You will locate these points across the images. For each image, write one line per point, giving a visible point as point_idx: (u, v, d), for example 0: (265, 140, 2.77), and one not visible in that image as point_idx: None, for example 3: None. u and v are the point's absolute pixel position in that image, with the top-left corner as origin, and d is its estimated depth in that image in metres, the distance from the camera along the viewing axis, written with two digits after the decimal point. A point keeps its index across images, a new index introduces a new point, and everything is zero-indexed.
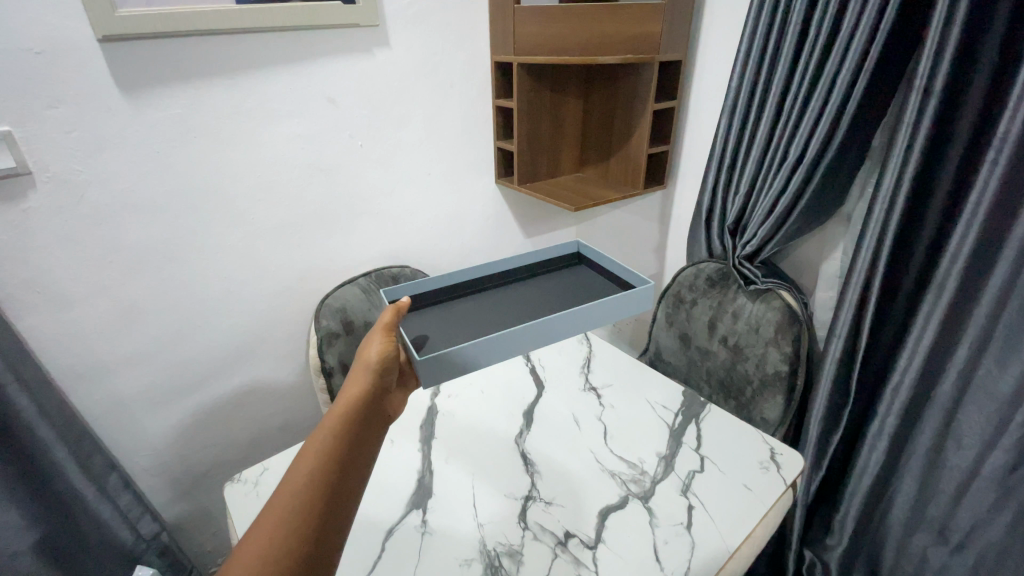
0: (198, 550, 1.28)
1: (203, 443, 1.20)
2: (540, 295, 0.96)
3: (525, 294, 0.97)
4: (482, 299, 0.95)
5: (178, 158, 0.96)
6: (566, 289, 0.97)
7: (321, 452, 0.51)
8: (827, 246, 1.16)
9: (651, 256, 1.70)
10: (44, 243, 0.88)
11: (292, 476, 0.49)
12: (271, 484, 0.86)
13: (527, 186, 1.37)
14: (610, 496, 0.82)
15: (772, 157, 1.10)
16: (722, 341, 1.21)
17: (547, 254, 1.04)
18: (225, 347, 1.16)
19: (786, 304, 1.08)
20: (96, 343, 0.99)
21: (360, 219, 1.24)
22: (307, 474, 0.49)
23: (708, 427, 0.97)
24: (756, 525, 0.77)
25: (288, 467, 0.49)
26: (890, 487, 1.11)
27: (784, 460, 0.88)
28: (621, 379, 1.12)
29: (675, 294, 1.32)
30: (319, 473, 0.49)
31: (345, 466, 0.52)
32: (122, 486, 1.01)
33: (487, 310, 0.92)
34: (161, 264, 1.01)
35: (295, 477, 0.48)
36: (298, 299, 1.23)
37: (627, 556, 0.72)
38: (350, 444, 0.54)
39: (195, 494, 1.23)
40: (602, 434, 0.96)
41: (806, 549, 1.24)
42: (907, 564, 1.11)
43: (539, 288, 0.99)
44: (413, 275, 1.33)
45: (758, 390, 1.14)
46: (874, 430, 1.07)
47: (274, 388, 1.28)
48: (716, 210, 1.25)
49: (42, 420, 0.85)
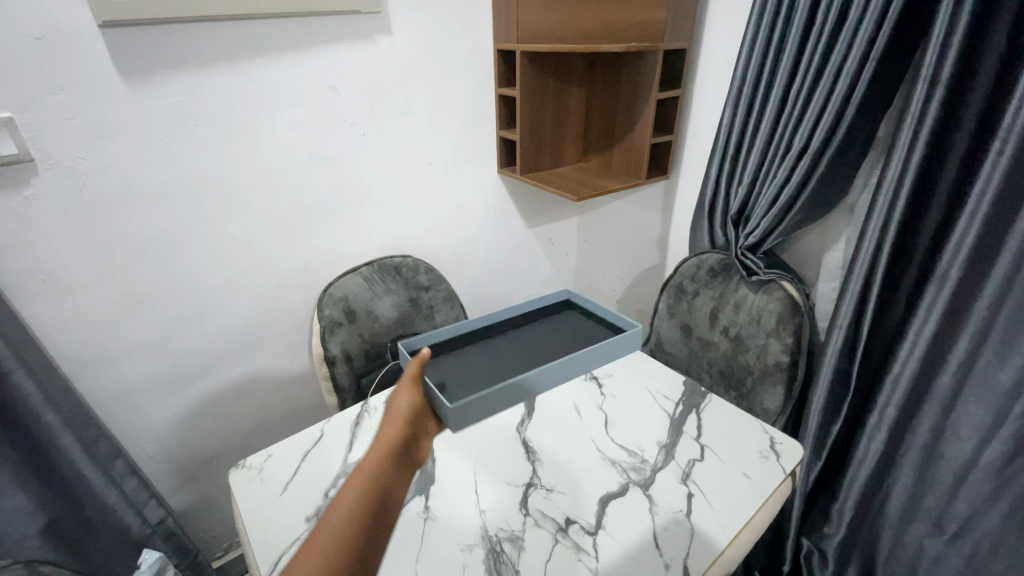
0: (203, 535, 1.29)
1: (207, 430, 1.21)
2: (538, 340, 1.10)
3: (528, 346, 1.08)
4: (490, 355, 1.06)
5: (180, 146, 0.96)
6: (561, 336, 1.11)
7: (363, 483, 0.60)
8: (830, 237, 1.15)
9: (654, 247, 1.60)
10: (45, 229, 0.88)
11: (340, 500, 0.57)
12: (275, 471, 0.87)
13: (530, 175, 1.37)
14: (611, 484, 0.83)
15: (776, 146, 1.09)
16: (724, 332, 1.21)
17: (538, 303, 1.18)
18: (227, 336, 1.16)
19: (788, 295, 1.08)
20: (100, 331, 0.99)
21: (361, 208, 1.24)
22: (335, 523, 0.53)
23: (708, 417, 0.97)
24: (755, 513, 0.78)
25: (336, 496, 0.57)
26: (888, 478, 1.11)
27: (783, 449, 0.89)
28: (623, 370, 1.12)
29: (677, 285, 1.32)
30: (360, 502, 0.57)
31: (382, 498, 0.59)
32: (127, 471, 1.00)
33: (494, 361, 1.03)
34: (166, 252, 1.01)
35: (339, 508, 0.55)
36: (299, 287, 1.23)
37: (626, 542, 0.74)
38: (384, 485, 0.61)
39: (199, 479, 1.24)
40: (603, 423, 0.96)
41: (805, 537, 1.24)
42: (904, 554, 1.11)
43: (539, 345, 1.08)
44: (415, 264, 1.33)
45: (758, 381, 1.14)
46: (874, 421, 1.07)
47: (277, 376, 1.29)
48: (720, 201, 1.24)
49: (48, 406, 0.86)
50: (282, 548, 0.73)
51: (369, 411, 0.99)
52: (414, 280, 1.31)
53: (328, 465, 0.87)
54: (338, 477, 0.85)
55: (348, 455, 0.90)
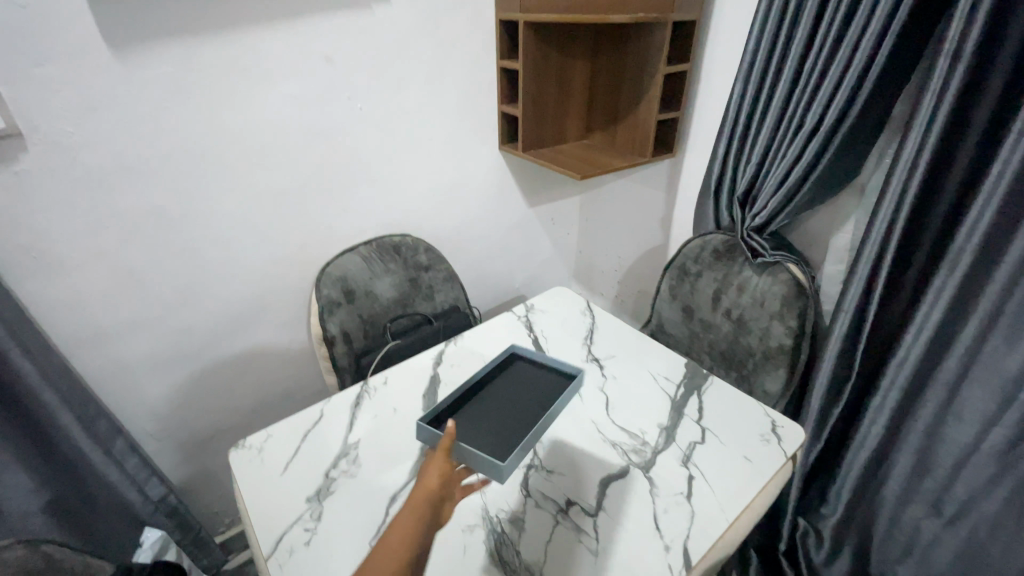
0: (206, 510, 1.30)
1: (207, 408, 1.21)
2: (513, 399, 0.92)
3: (517, 383, 0.96)
4: (490, 401, 0.91)
5: (172, 119, 0.92)
6: (536, 394, 0.93)
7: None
8: (838, 218, 1.13)
9: (657, 227, 1.58)
10: (36, 206, 0.85)
11: None
12: (275, 451, 0.87)
13: (532, 153, 1.34)
14: (612, 466, 0.83)
15: (787, 125, 1.06)
16: (726, 314, 1.19)
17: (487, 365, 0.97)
18: (225, 315, 1.15)
19: (793, 277, 1.06)
20: (96, 310, 0.97)
21: (359, 185, 1.21)
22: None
23: (709, 399, 0.97)
24: (756, 496, 0.78)
25: None
26: (887, 460, 1.12)
27: (784, 432, 0.89)
28: (624, 351, 1.11)
29: (680, 266, 1.30)
30: None
31: None
32: (128, 450, 1.01)
33: (502, 421, 0.86)
34: (161, 229, 0.99)
35: None
36: (297, 266, 1.21)
37: (627, 523, 0.74)
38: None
39: (200, 457, 1.24)
40: (604, 405, 0.96)
41: (802, 517, 1.25)
42: (900, 534, 1.13)
43: (532, 386, 0.95)
44: (415, 243, 1.31)
45: (760, 363, 1.13)
46: (877, 404, 1.07)
47: (275, 356, 1.28)
48: (727, 181, 1.21)
49: (46, 385, 0.85)
50: (283, 528, 0.73)
51: (368, 392, 0.98)
52: (414, 260, 1.29)
53: (327, 446, 0.87)
54: (339, 458, 0.85)
55: (348, 436, 0.89)
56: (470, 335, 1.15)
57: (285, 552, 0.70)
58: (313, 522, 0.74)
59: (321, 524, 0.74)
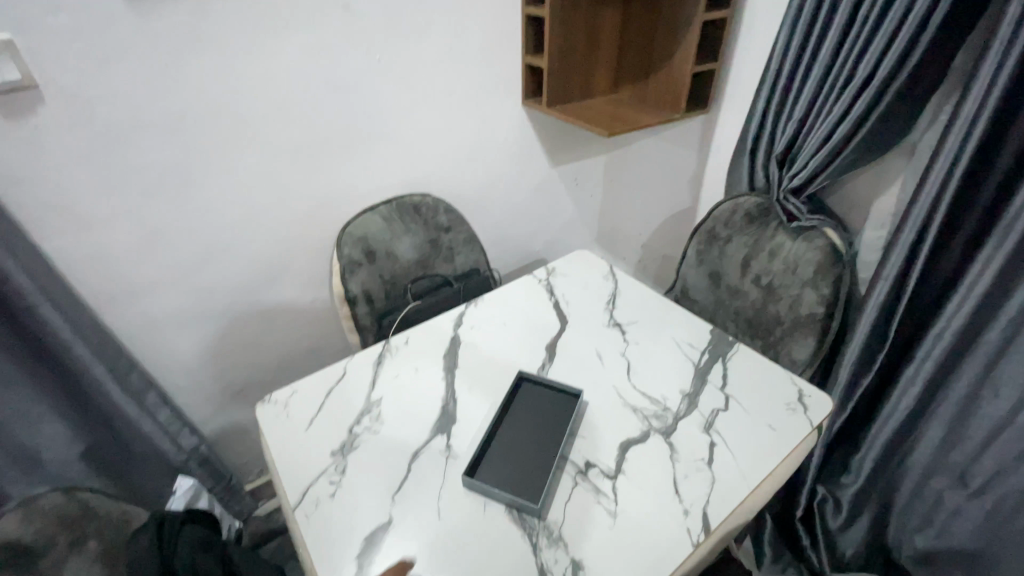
0: (235, 460, 1.36)
1: (234, 364, 1.23)
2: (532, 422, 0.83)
3: (537, 407, 0.86)
4: (512, 426, 0.82)
5: (188, 72, 0.90)
6: (551, 423, 0.83)
7: None
8: (883, 181, 1.07)
9: (687, 189, 1.53)
10: (57, 161, 0.85)
11: None
12: (300, 407, 0.88)
13: (557, 108, 1.28)
14: (632, 430, 0.83)
15: (834, 78, 0.99)
16: (755, 281, 1.15)
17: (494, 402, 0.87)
18: (248, 274, 1.16)
19: (829, 244, 1.01)
20: (122, 267, 0.98)
21: (379, 143, 1.19)
22: None
23: (734, 367, 0.94)
24: (779, 464, 0.77)
25: None
26: (916, 432, 1.09)
27: (811, 402, 0.86)
28: (647, 317, 1.09)
29: (709, 230, 1.25)
30: None
31: None
32: (161, 402, 1.04)
33: (528, 449, 0.78)
34: (182, 187, 0.98)
35: None
36: (317, 225, 1.20)
37: (646, 487, 0.74)
38: None
39: (227, 411, 1.28)
40: (625, 370, 0.95)
41: (822, 485, 1.23)
42: (920, 505, 1.11)
43: (546, 410, 0.85)
44: (435, 203, 1.28)
45: (787, 332, 1.09)
46: (908, 375, 1.03)
47: (298, 314, 1.29)
48: (764, 140, 1.15)
49: (78, 338, 0.87)
50: (309, 480, 0.76)
51: (389, 352, 0.99)
52: (434, 221, 1.27)
53: (350, 403, 0.88)
54: (362, 415, 0.86)
55: (370, 393, 0.90)
56: (491, 298, 1.14)
57: (312, 503, 0.73)
58: (338, 475, 0.76)
59: (344, 478, 0.76)
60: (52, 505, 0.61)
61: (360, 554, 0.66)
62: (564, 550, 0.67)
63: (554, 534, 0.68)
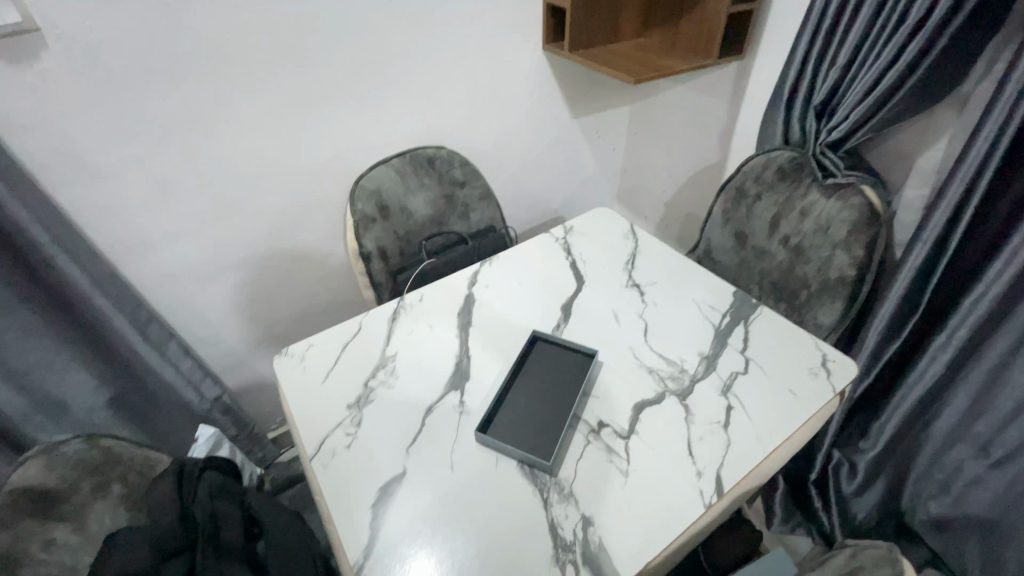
0: (258, 410, 1.41)
1: (252, 317, 1.25)
2: (546, 380, 0.82)
3: (551, 366, 0.85)
4: (526, 385, 0.82)
5: (192, 14, 0.86)
6: (564, 382, 0.82)
7: None
8: (930, 135, 0.99)
9: (715, 144, 1.44)
10: (65, 110, 0.83)
11: None
12: (316, 360, 0.89)
13: (579, 54, 1.22)
14: (647, 391, 0.81)
15: (886, 17, 0.91)
16: (783, 242, 1.10)
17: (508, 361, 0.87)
18: (262, 227, 1.15)
19: (866, 202, 0.95)
20: (136, 219, 0.98)
21: (392, 91, 1.14)
22: None
23: (757, 330, 0.91)
24: (798, 429, 0.75)
25: None
26: (940, 401, 1.06)
27: (836, 367, 0.83)
28: (667, 277, 1.05)
29: (738, 187, 1.19)
30: None
31: None
32: (182, 352, 1.06)
33: (541, 408, 0.78)
34: (191, 137, 0.96)
35: None
36: (331, 178, 1.18)
37: (659, 449, 0.73)
38: None
39: (248, 363, 1.31)
40: (642, 331, 0.93)
41: (837, 449, 1.22)
42: (938, 473, 1.10)
43: (560, 369, 0.84)
44: (451, 156, 1.25)
45: (814, 295, 1.05)
46: (940, 342, 0.99)
47: (313, 268, 1.30)
48: (802, 89, 1.07)
49: (97, 290, 0.89)
50: (325, 432, 0.77)
51: (405, 308, 0.98)
52: (449, 175, 1.24)
53: (365, 357, 0.89)
54: (376, 369, 0.86)
55: (385, 349, 0.90)
56: (508, 255, 1.12)
57: (328, 454, 0.74)
58: (353, 428, 0.77)
59: (360, 430, 0.77)
60: (75, 452, 0.62)
61: (375, 503, 0.68)
62: (574, 506, 0.67)
63: (565, 490, 0.69)
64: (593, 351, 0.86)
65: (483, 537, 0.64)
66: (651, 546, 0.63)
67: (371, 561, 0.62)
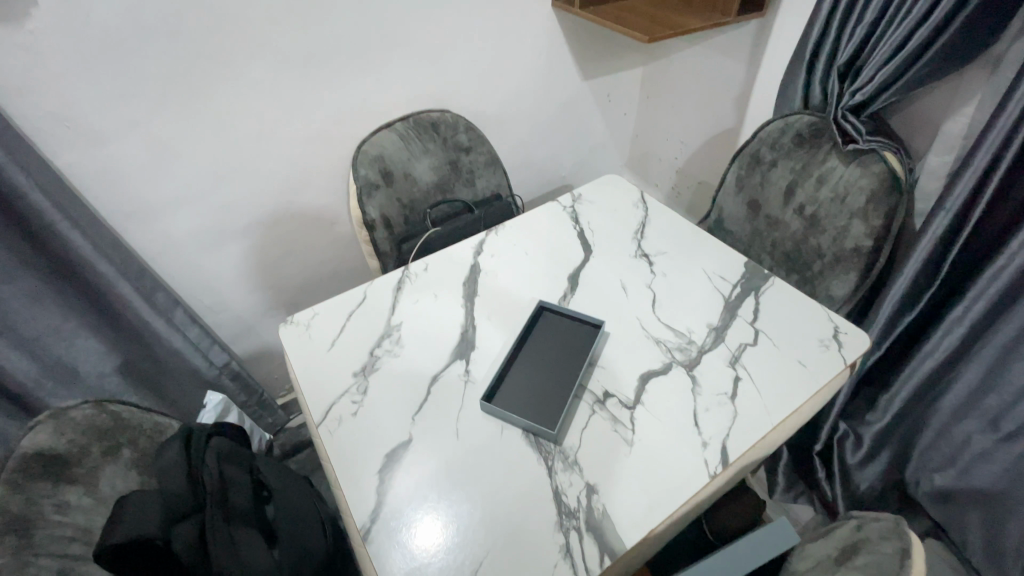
0: (267, 377, 1.42)
1: (258, 285, 1.25)
2: (551, 351, 0.82)
3: (557, 336, 0.84)
4: (532, 355, 0.81)
5: None
6: (570, 352, 0.81)
7: None
8: (958, 98, 0.94)
9: (731, 109, 1.39)
10: (57, 70, 0.80)
11: None
12: (322, 329, 0.89)
13: (590, 11, 1.16)
14: (653, 362, 0.81)
15: None
16: (798, 211, 1.06)
17: (513, 331, 0.86)
18: (264, 194, 1.13)
19: (887, 169, 0.91)
20: (136, 184, 0.96)
21: (394, 50, 1.11)
22: None
23: (767, 301, 0.89)
24: (807, 401, 0.74)
25: None
26: (951, 374, 1.05)
27: (847, 339, 0.82)
28: (677, 246, 1.03)
29: (753, 153, 1.15)
30: None
31: None
32: (188, 320, 1.06)
33: (546, 377, 0.78)
34: (188, 99, 0.93)
35: None
36: (333, 142, 1.16)
37: (665, 419, 0.73)
38: None
39: (255, 330, 1.32)
40: (650, 302, 0.91)
41: (843, 421, 1.21)
42: (945, 447, 1.10)
43: (565, 340, 0.83)
44: (455, 120, 1.22)
45: (828, 267, 1.02)
46: (956, 315, 0.97)
47: (316, 235, 1.29)
48: (826, 48, 1.02)
49: (100, 256, 0.89)
50: (331, 400, 0.77)
51: (409, 277, 0.97)
52: (453, 140, 1.21)
53: (371, 326, 0.88)
54: (382, 338, 0.86)
55: (390, 318, 0.90)
56: (514, 224, 1.10)
57: (335, 421, 0.74)
58: (360, 395, 0.77)
59: (366, 398, 0.77)
60: (84, 417, 0.64)
61: (381, 470, 0.68)
62: (578, 474, 0.67)
63: (569, 458, 0.69)
64: (600, 321, 0.84)
65: (488, 503, 0.65)
66: (655, 515, 0.63)
67: (377, 525, 0.63)
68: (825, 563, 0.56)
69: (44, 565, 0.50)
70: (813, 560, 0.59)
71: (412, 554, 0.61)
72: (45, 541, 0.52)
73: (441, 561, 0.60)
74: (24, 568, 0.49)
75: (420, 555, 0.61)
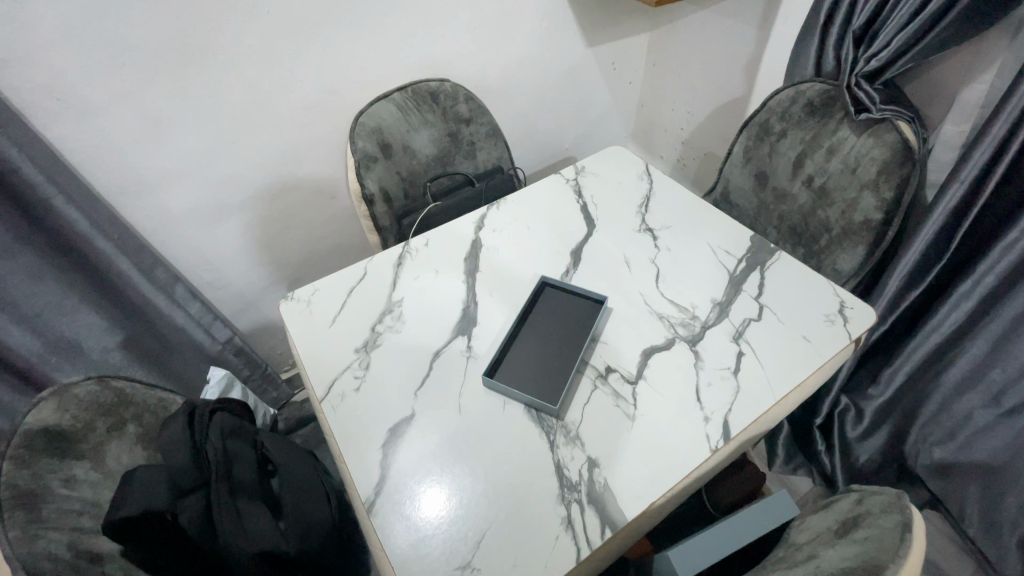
0: (271, 352, 1.43)
1: (259, 260, 1.25)
2: (553, 326, 0.81)
3: (558, 312, 0.83)
4: (534, 331, 0.81)
5: None
6: (571, 329, 0.80)
7: None
8: (977, 64, 0.91)
9: (739, 77, 1.35)
10: (43, 39, 0.77)
11: None
12: (322, 305, 0.88)
13: None
14: (656, 337, 0.80)
15: None
16: (807, 183, 1.04)
17: (514, 307, 0.85)
18: (261, 168, 1.11)
19: (901, 139, 0.88)
20: (131, 157, 0.94)
21: (391, 17, 1.07)
22: None
23: (773, 276, 0.88)
24: (810, 375, 0.73)
25: None
26: (956, 349, 1.05)
27: (853, 313, 0.81)
28: (681, 221, 1.01)
29: (762, 123, 1.11)
30: None
31: None
32: (189, 296, 1.06)
33: (548, 353, 0.77)
34: (180, 68, 0.90)
35: None
36: (331, 114, 1.14)
37: (666, 394, 0.73)
38: None
39: (256, 305, 1.32)
40: (654, 277, 0.90)
41: (844, 395, 1.21)
42: (946, 421, 1.11)
43: (567, 315, 0.83)
44: (455, 90, 1.18)
45: (835, 240, 1.00)
46: (964, 289, 0.96)
47: (316, 210, 1.27)
48: (841, 11, 0.97)
49: (97, 233, 0.88)
50: (333, 375, 0.77)
51: (410, 253, 0.96)
52: (453, 111, 1.18)
53: (372, 301, 0.88)
54: (383, 314, 0.86)
55: (391, 294, 0.89)
56: (516, 198, 1.08)
57: (337, 396, 0.74)
58: (362, 371, 0.77)
59: (368, 374, 0.77)
60: (88, 393, 0.64)
61: (384, 444, 0.69)
62: (580, 448, 0.68)
63: (571, 432, 0.69)
64: (603, 296, 0.83)
65: (489, 476, 0.65)
66: (656, 488, 0.63)
67: (381, 498, 0.64)
68: (826, 535, 0.57)
69: (54, 538, 0.51)
70: (813, 532, 0.60)
71: (416, 526, 0.62)
72: (54, 515, 0.53)
73: (445, 533, 0.61)
74: (35, 540, 0.49)
75: (424, 526, 0.62)
